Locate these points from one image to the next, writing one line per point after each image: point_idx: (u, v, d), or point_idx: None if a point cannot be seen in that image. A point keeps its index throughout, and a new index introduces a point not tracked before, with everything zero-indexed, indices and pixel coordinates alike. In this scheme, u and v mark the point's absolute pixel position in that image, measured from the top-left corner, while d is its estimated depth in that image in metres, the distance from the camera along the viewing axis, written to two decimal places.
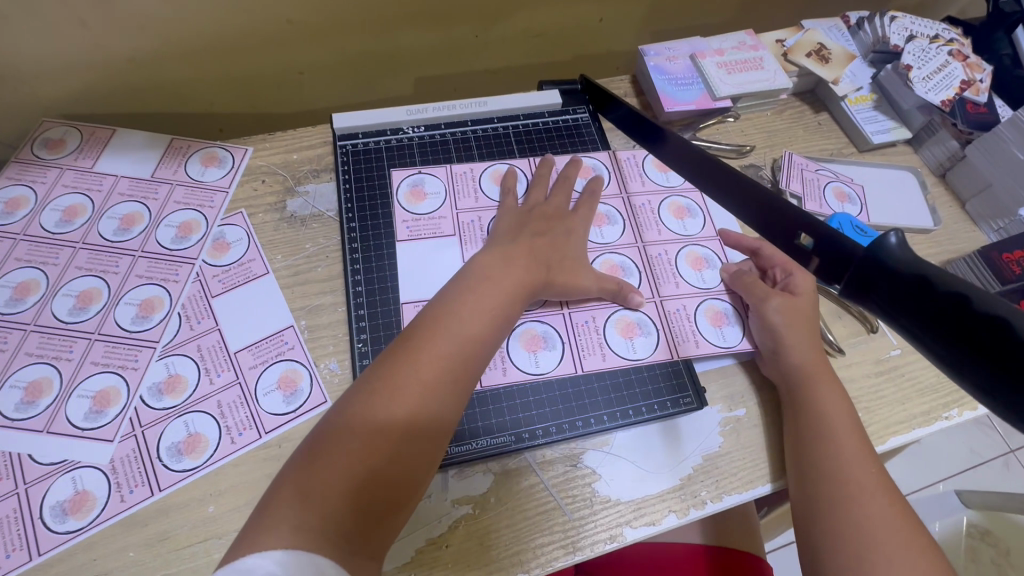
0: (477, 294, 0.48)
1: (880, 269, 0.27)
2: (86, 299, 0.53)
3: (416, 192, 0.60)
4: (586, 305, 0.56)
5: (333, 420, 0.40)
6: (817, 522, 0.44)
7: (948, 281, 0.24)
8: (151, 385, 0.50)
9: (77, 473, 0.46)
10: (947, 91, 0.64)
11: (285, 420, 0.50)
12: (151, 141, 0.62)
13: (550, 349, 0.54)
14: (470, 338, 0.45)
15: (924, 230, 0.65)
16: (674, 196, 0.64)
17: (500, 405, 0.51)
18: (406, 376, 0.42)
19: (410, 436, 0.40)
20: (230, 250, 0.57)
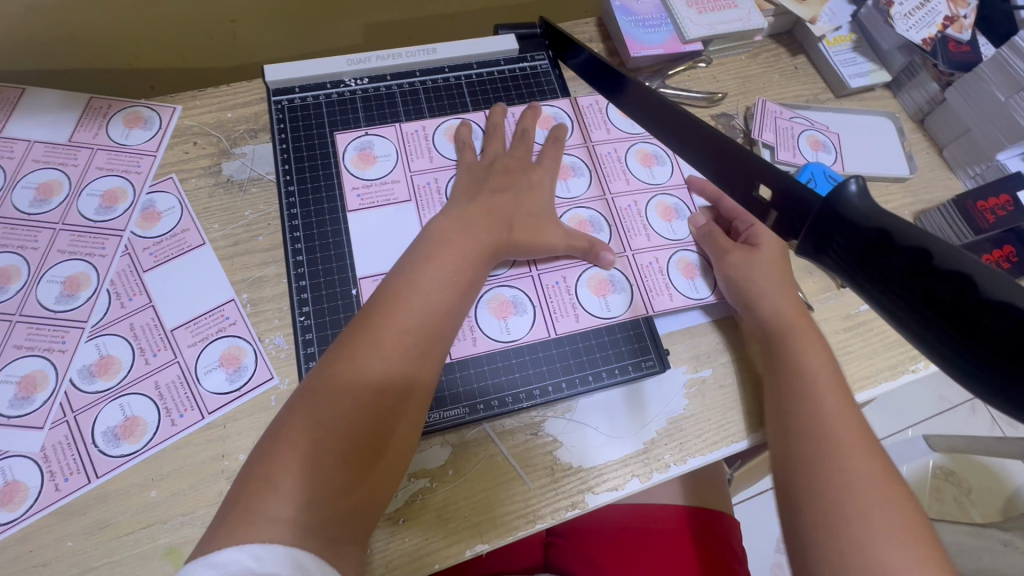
0: (435, 262, 0.44)
1: (838, 221, 0.24)
2: (3, 278, 0.49)
3: (363, 152, 0.55)
4: (550, 263, 0.53)
5: (292, 406, 0.38)
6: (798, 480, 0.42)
7: (911, 235, 0.21)
8: (81, 368, 0.46)
9: (6, 463, 0.43)
10: (930, 27, 0.60)
11: (230, 399, 0.47)
12: (66, 101, 0.56)
13: (516, 312, 0.51)
14: (431, 309, 0.42)
15: (900, 179, 0.62)
16: (641, 141, 0.60)
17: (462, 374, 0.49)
18: (366, 353, 0.39)
19: (377, 414, 0.38)
20: (162, 220, 0.52)
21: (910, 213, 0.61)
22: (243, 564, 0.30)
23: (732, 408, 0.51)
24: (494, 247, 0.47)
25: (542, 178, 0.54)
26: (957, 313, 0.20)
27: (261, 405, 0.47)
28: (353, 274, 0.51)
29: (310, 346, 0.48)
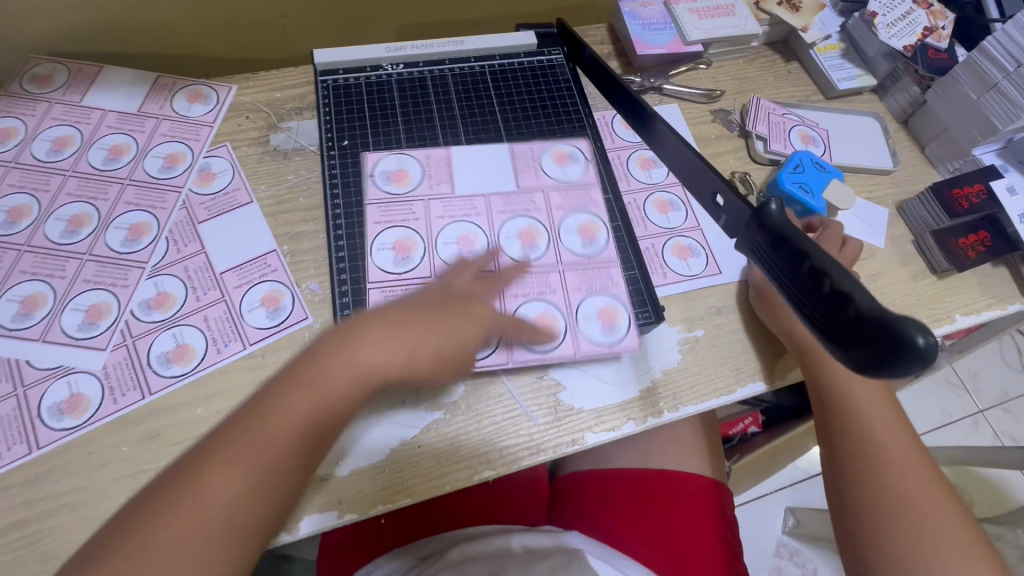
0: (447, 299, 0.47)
1: (772, 234, 0.33)
2: (77, 223, 0.55)
3: (406, 162, 0.59)
4: (552, 214, 0.59)
5: (200, 447, 0.39)
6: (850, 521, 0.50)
7: (820, 258, 0.30)
8: (141, 301, 0.52)
9: (73, 377, 0.49)
10: (910, 37, 0.67)
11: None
12: (137, 79, 0.64)
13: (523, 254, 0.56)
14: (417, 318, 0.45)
15: (885, 171, 0.68)
16: (641, 149, 0.66)
17: (510, 343, 0.52)
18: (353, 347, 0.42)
19: (274, 476, 0.39)
20: (215, 180, 0.59)
21: (893, 201, 0.66)
22: None
23: (721, 364, 0.55)
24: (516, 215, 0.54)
25: None
26: (830, 308, 0.28)
27: (296, 340, 0.52)
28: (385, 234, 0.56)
29: (341, 287, 0.53)
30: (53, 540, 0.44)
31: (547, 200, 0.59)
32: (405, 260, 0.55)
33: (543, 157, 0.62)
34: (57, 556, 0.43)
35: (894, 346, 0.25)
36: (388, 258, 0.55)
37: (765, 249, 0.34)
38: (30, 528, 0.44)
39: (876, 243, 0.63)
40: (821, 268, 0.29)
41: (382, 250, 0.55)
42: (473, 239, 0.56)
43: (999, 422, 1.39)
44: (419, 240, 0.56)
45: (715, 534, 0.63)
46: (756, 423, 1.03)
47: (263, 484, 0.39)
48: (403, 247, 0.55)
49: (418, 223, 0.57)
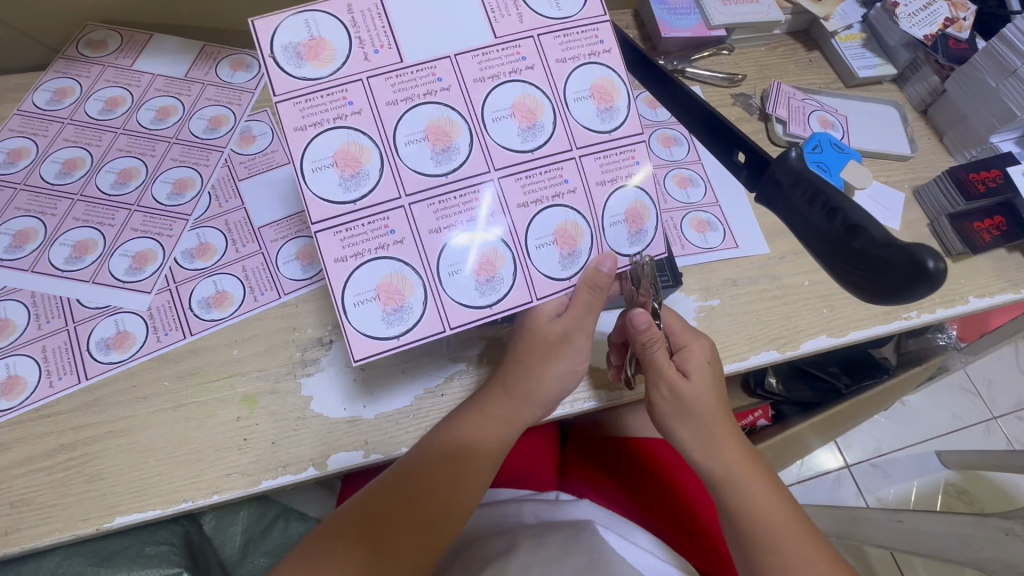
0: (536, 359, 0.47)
1: (785, 179, 0.34)
2: (126, 176, 0.59)
3: (319, 26, 0.40)
4: (550, 72, 0.44)
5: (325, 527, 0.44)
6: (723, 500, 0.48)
7: (839, 200, 0.32)
8: (184, 250, 0.55)
9: (119, 317, 0.52)
10: (930, 26, 0.68)
11: (387, 345, 0.41)
12: (185, 47, 0.67)
13: (519, 141, 0.43)
14: (506, 421, 0.48)
15: (902, 157, 0.69)
16: (663, 128, 0.67)
17: (531, 277, 0.44)
18: (455, 470, 0.46)
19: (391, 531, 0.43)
20: (256, 141, 0.62)
21: (910, 186, 0.68)
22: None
23: (736, 332, 0.57)
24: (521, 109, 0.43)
25: None
26: (848, 243, 0.31)
27: (329, 293, 0.55)
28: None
29: None
30: (98, 463, 0.46)
31: (540, 49, 0.43)
32: (355, 180, 0.40)
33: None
34: (102, 478, 0.46)
35: (906, 269, 0.27)
36: (332, 181, 0.40)
37: (782, 193, 0.35)
38: (78, 450, 0.47)
39: (892, 225, 0.64)
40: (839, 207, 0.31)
41: (321, 171, 0.40)
42: (446, 130, 0.42)
43: (1012, 428, 1.38)
44: (371, 145, 0.41)
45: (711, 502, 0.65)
46: (767, 416, 1.01)
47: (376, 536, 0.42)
48: (349, 160, 0.40)
49: (358, 118, 0.40)
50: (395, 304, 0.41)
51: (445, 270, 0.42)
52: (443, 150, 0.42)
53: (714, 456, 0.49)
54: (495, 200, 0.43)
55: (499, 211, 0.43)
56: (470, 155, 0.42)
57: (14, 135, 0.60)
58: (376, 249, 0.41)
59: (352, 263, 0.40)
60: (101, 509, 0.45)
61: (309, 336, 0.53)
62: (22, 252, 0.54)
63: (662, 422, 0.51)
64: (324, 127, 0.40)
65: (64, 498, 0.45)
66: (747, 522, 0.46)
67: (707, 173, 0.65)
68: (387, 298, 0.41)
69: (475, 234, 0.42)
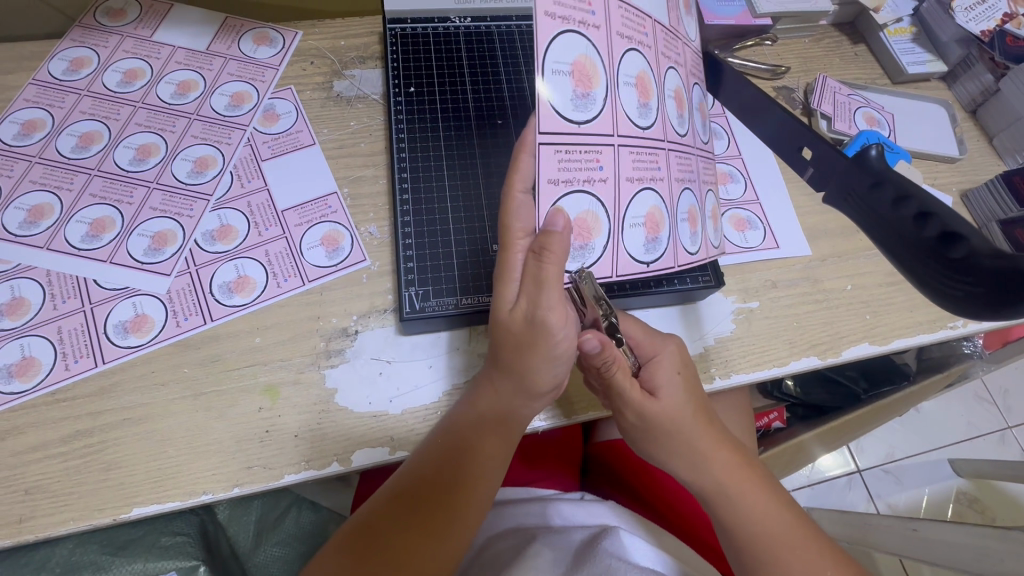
0: (522, 350, 0.41)
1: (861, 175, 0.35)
2: (145, 152, 0.56)
3: None
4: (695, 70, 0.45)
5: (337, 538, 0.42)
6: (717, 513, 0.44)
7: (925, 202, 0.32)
8: (204, 232, 0.53)
9: (138, 299, 0.50)
10: (987, 22, 0.65)
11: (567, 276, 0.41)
12: (207, 19, 0.65)
13: (678, 122, 0.43)
14: (507, 413, 0.45)
15: (950, 160, 0.66)
16: None
17: (677, 246, 0.44)
18: (450, 465, 0.43)
19: (402, 536, 0.40)
20: (280, 120, 0.60)
21: (957, 189, 0.65)
22: None
23: (776, 337, 0.55)
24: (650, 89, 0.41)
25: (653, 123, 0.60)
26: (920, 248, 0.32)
27: (354, 281, 0.53)
28: (452, 193, 0.55)
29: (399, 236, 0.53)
30: (115, 451, 0.44)
31: (689, 54, 0.45)
32: (585, 101, 0.37)
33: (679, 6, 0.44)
34: (119, 466, 0.44)
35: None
36: (566, 92, 0.36)
37: (866, 193, 0.35)
38: (94, 437, 0.45)
39: None
40: (928, 208, 0.32)
41: (559, 75, 0.36)
42: (648, 86, 0.40)
43: None
44: (602, 68, 0.38)
45: None
46: (782, 418, 1.00)
47: (377, 539, 0.40)
48: (584, 75, 0.37)
49: (596, 33, 0.37)
50: (583, 241, 0.40)
51: (628, 220, 0.41)
52: (644, 105, 0.41)
53: (704, 472, 0.44)
54: (666, 167, 0.43)
55: (665, 177, 0.43)
56: (658, 119, 0.42)
57: (28, 105, 0.58)
58: (584, 181, 0.38)
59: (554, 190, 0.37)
60: (118, 498, 0.43)
61: (333, 326, 0.51)
62: (38, 228, 0.52)
63: (642, 445, 0.47)
64: (568, 28, 0.36)
65: (79, 485, 0.43)
66: (742, 537, 0.43)
67: (747, 169, 0.62)
68: (578, 233, 0.40)
69: (650, 193, 0.42)
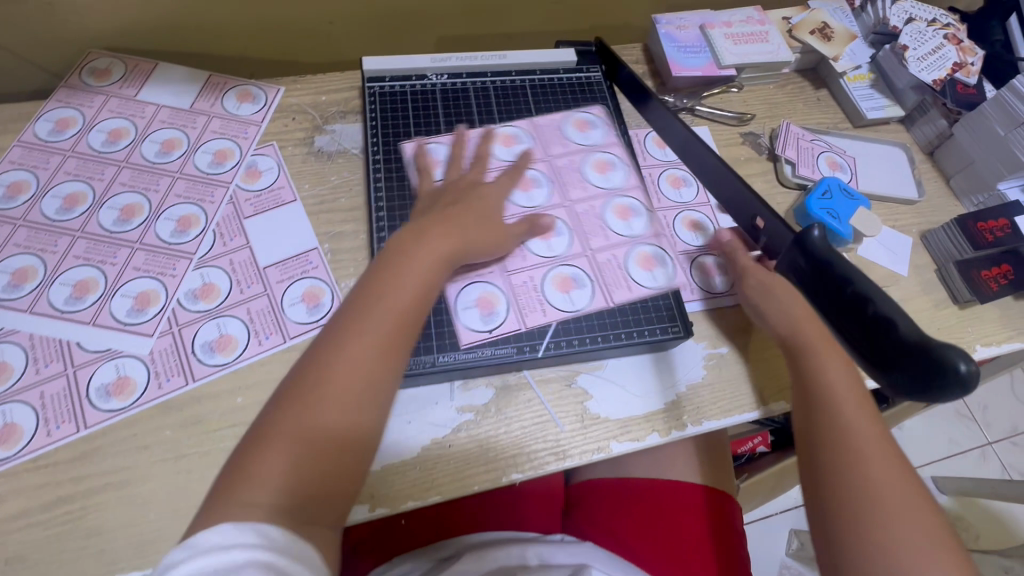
0: (380, 277, 0.46)
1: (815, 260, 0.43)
2: (129, 212, 0.57)
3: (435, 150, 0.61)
4: (583, 179, 0.63)
5: (245, 447, 0.40)
6: (827, 481, 0.45)
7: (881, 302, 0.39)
8: (187, 291, 0.54)
9: (120, 361, 0.51)
10: (939, 71, 0.68)
11: (480, 336, 0.53)
12: (191, 77, 0.67)
13: (625, 227, 0.61)
14: (429, 255, 0.48)
15: (909, 202, 0.69)
16: (673, 167, 0.67)
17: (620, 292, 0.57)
18: (324, 389, 0.41)
19: (331, 431, 0.40)
20: (262, 177, 0.61)
21: (917, 231, 0.67)
22: (248, 539, 0.34)
23: (746, 382, 0.57)
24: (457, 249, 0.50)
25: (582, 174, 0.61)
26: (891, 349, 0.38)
27: None
28: None
29: None
30: (96, 517, 0.45)
31: (558, 154, 0.64)
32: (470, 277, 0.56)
33: (583, 167, 0.64)
34: (101, 532, 0.45)
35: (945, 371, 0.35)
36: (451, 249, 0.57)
37: (812, 276, 0.44)
38: (76, 503, 0.45)
39: (900, 270, 0.64)
40: (871, 301, 0.39)
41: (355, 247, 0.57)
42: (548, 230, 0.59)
43: (1008, 454, 1.38)
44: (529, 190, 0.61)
45: (722, 549, 0.63)
46: (766, 444, 1.01)
47: (310, 427, 0.40)
48: (526, 182, 0.61)
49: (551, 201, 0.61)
50: (489, 310, 0.54)
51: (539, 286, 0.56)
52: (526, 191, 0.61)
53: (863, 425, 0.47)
54: (586, 247, 0.59)
55: (598, 256, 0.59)
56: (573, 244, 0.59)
57: (13, 167, 0.59)
58: (478, 274, 0.56)
59: (475, 341, 0.53)
60: (98, 565, 0.44)
61: None
62: (22, 291, 0.53)
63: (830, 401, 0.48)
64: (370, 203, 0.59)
65: (59, 553, 0.44)
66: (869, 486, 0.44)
67: (715, 215, 0.65)
68: (484, 306, 0.55)
69: (566, 266, 0.58)
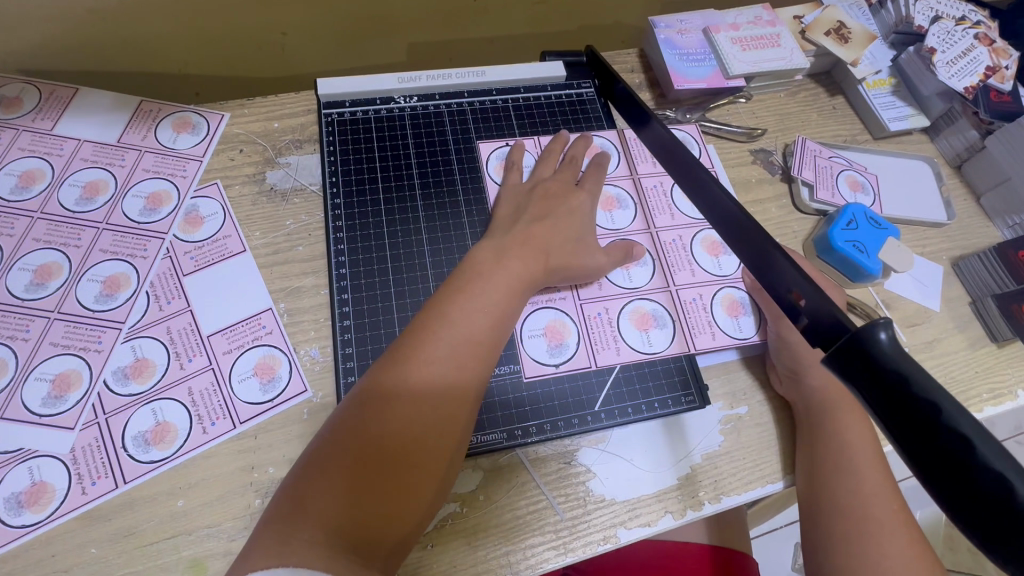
0: (452, 295, 0.43)
1: (865, 358, 0.26)
2: (45, 274, 0.49)
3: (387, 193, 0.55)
4: (672, 207, 0.59)
5: (290, 496, 0.34)
6: (831, 555, 0.42)
7: (957, 418, 0.23)
8: (116, 369, 0.46)
9: (35, 463, 0.43)
10: (970, 77, 0.60)
11: (545, 370, 0.50)
12: (118, 104, 0.57)
13: (714, 265, 0.56)
14: (501, 289, 0.44)
15: (938, 224, 0.62)
16: None
17: (686, 339, 0.52)
18: (398, 423, 0.37)
19: (399, 481, 0.36)
20: (204, 225, 0.52)
21: (947, 257, 0.61)
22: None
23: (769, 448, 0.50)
24: (531, 281, 0.46)
25: (582, 201, 0.53)
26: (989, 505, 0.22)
27: (293, 418, 0.46)
28: (399, 302, 0.51)
29: (347, 366, 0.48)
30: None
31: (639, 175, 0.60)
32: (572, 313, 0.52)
33: (671, 192, 0.59)
34: None
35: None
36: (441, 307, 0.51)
37: (865, 381, 0.26)
38: None
39: (932, 305, 0.58)
40: (964, 433, 0.23)
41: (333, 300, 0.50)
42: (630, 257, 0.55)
43: None
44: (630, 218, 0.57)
45: None
46: None
47: (378, 475, 0.35)
48: (609, 202, 0.57)
49: (666, 231, 0.57)
50: (557, 341, 0.51)
51: (610, 326, 0.52)
52: (608, 213, 0.57)
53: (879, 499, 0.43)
54: (667, 284, 0.55)
55: (671, 299, 0.54)
56: (655, 277, 0.55)
57: None
58: (547, 300, 0.52)
59: (539, 374, 0.49)
60: None
61: (269, 478, 0.44)
62: None
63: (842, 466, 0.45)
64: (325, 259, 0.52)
65: None
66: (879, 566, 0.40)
67: None
68: (552, 335, 0.51)
69: (632, 302, 0.53)
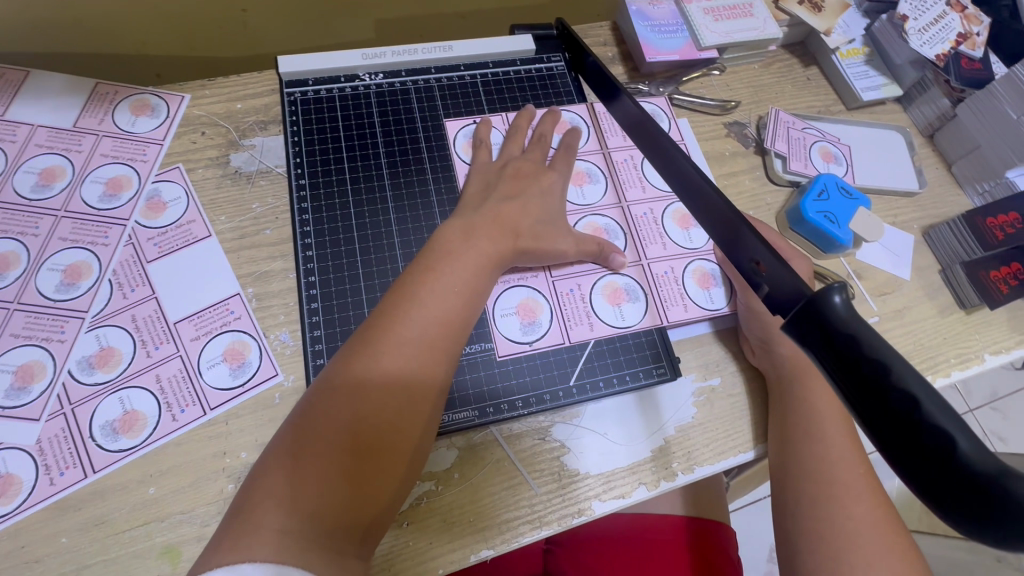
0: (420, 276, 0.42)
1: (821, 323, 0.26)
2: (2, 264, 0.47)
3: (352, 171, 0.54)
4: (643, 180, 0.58)
5: (258, 483, 0.34)
6: (798, 520, 0.43)
7: (906, 379, 0.23)
8: (80, 359, 0.45)
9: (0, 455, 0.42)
10: (942, 44, 0.60)
11: (518, 347, 0.50)
12: (71, 86, 0.55)
13: (686, 237, 0.56)
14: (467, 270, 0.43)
15: (909, 193, 0.62)
16: None
17: (658, 312, 0.53)
18: (368, 405, 0.37)
19: (371, 462, 0.36)
20: (167, 210, 0.51)
21: (918, 227, 0.61)
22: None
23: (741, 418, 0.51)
24: (499, 260, 0.46)
25: (553, 180, 0.53)
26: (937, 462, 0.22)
27: (264, 403, 0.46)
28: (368, 283, 0.50)
29: (316, 349, 0.47)
30: None
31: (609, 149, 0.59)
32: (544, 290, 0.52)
33: (642, 164, 0.59)
34: None
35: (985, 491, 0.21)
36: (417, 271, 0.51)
37: (821, 346, 0.27)
38: None
39: (902, 274, 0.59)
40: (913, 393, 0.23)
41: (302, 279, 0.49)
42: (601, 231, 0.55)
43: None
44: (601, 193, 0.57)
45: None
46: None
47: (349, 458, 0.35)
48: (580, 177, 0.57)
49: (637, 205, 0.57)
50: (530, 319, 0.51)
51: (582, 302, 0.52)
52: (579, 188, 0.57)
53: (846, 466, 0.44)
54: (639, 258, 0.55)
55: (643, 274, 0.54)
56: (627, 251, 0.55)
57: None
58: (518, 279, 0.52)
59: (511, 353, 0.49)
60: None
61: (242, 463, 0.44)
62: None
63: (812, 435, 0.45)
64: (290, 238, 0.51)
65: None
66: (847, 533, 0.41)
67: None
68: (524, 313, 0.51)
69: (603, 278, 0.53)
